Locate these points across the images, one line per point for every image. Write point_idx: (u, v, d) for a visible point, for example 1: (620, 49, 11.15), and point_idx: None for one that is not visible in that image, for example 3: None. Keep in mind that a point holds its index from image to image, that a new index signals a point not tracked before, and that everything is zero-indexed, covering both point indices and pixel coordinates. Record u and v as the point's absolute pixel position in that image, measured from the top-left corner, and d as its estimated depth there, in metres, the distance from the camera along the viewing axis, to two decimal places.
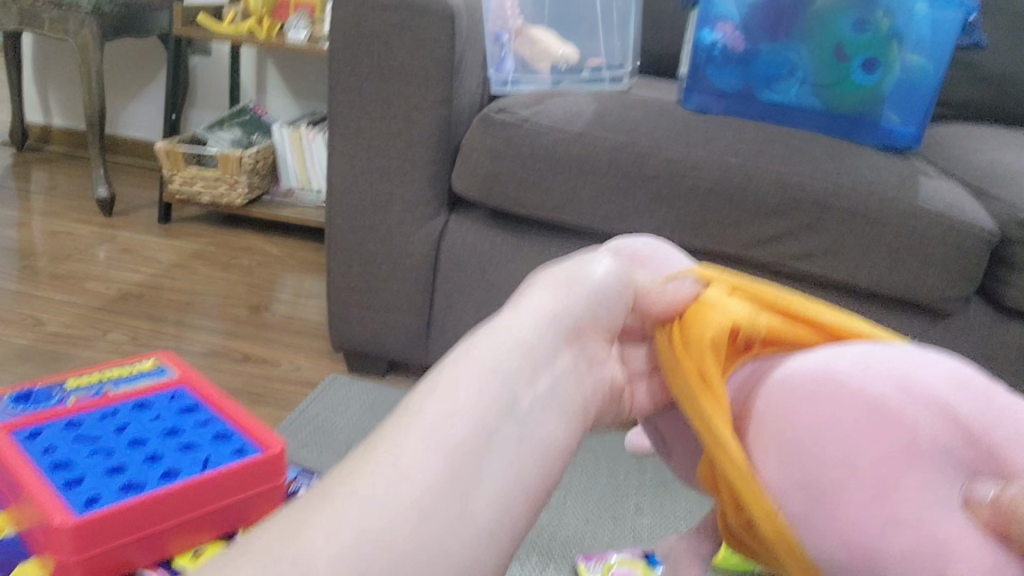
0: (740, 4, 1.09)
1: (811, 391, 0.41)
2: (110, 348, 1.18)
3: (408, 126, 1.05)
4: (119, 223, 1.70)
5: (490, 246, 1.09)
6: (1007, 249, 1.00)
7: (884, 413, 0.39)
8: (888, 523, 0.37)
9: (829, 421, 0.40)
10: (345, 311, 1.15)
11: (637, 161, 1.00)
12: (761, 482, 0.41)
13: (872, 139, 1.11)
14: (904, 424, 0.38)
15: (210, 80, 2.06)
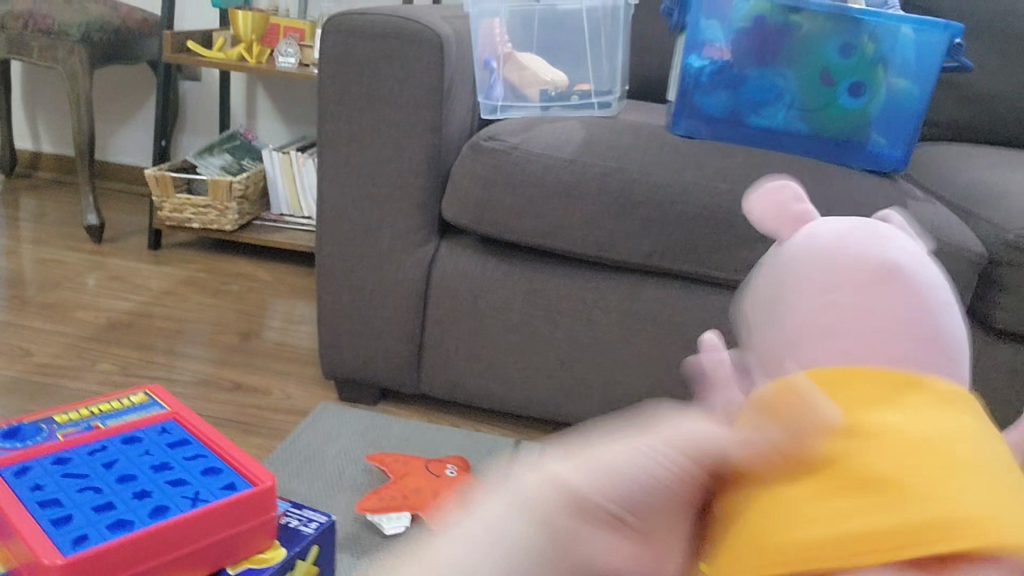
0: (727, 29, 1.09)
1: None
2: (99, 379, 1.17)
3: (398, 154, 1.05)
4: (108, 251, 1.70)
5: (481, 272, 1.09)
6: (996, 271, 1.00)
7: None
8: None
9: None
10: (336, 339, 1.15)
11: (627, 187, 1.00)
12: None
13: (860, 161, 1.12)
14: None
15: (200, 106, 2.07)
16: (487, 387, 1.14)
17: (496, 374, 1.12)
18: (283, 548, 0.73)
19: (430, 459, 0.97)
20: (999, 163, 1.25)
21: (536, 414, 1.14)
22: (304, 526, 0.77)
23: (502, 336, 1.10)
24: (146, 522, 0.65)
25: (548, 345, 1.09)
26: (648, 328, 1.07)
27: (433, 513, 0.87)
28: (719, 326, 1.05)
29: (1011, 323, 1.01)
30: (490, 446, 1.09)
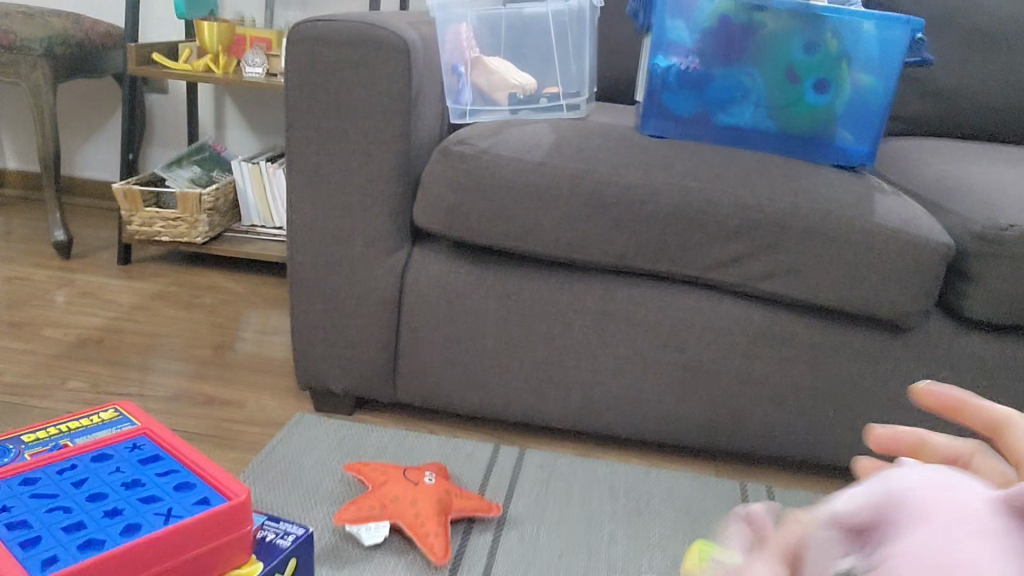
0: (692, 28, 1.10)
1: None
2: (70, 397, 1.16)
3: (366, 161, 1.05)
4: (76, 267, 1.68)
5: (454, 277, 1.09)
6: (963, 261, 1.01)
7: None
8: None
9: None
10: (310, 349, 1.14)
11: (597, 188, 1.00)
12: None
13: (827, 157, 1.13)
14: None
15: (168, 118, 2.05)
16: (464, 392, 1.13)
17: (472, 379, 1.12)
18: (259, 562, 0.72)
19: (408, 468, 0.96)
20: (962, 156, 1.27)
21: (513, 417, 1.14)
22: (281, 539, 0.76)
23: (478, 341, 1.10)
24: (118, 541, 0.64)
25: (525, 348, 1.10)
26: (623, 327, 1.07)
27: (411, 521, 0.86)
28: (691, 325, 1.06)
29: (979, 312, 1.02)
30: (468, 452, 1.09)
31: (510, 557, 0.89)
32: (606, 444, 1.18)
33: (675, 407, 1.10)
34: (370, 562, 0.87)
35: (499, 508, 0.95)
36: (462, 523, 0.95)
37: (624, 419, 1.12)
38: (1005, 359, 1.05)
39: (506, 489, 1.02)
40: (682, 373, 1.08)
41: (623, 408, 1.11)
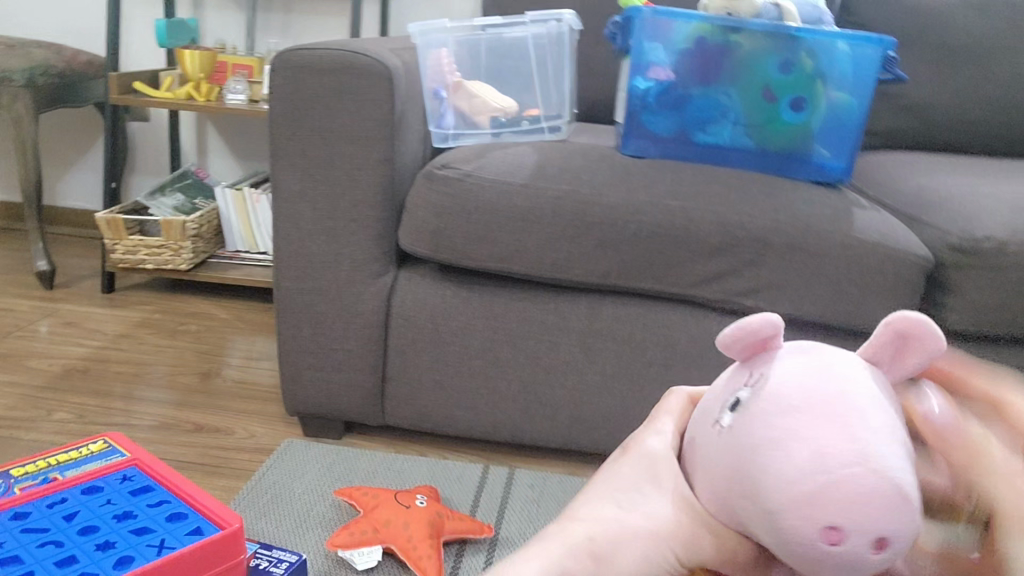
0: (669, 49, 1.12)
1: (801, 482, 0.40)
2: (56, 428, 1.15)
3: (351, 186, 1.06)
4: (60, 297, 1.67)
5: (440, 300, 1.09)
6: (942, 273, 1.03)
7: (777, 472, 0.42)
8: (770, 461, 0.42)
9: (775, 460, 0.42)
10: (298, 375, 1.14)
11: (580, 209, 1.01)
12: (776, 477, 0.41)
13: (805, 174, 1.15)
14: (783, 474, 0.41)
15: (150, 147, 2.05)
16: (453, 414, 1.14)
17: (459, 400, 1.13)
18: None
19: (399, 491, 0.97)
20: (937, 170, 1.29)
21: (502, 438, 1.15)
22: (274, 567, 0.76)
23: (466, 364, 1.11)
24: None
25: (511, 369, 1.10)
26: (609, 346, 1.08)
27: (403, 544, 0.86)
28: (677, 342, 1.07)
29: (960, 322, 1.03)
30: (458, 474, 1.09)
31: None
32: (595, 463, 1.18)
33: None
34: None
35: (491, 529, 0.96)
36: (455, 544, 0.95)
37: (612, 437, 1.12)
38: None
39: (497, 510, 1.02)
40: (669, 390, 1.09)
41: (611, 426, 1.12)
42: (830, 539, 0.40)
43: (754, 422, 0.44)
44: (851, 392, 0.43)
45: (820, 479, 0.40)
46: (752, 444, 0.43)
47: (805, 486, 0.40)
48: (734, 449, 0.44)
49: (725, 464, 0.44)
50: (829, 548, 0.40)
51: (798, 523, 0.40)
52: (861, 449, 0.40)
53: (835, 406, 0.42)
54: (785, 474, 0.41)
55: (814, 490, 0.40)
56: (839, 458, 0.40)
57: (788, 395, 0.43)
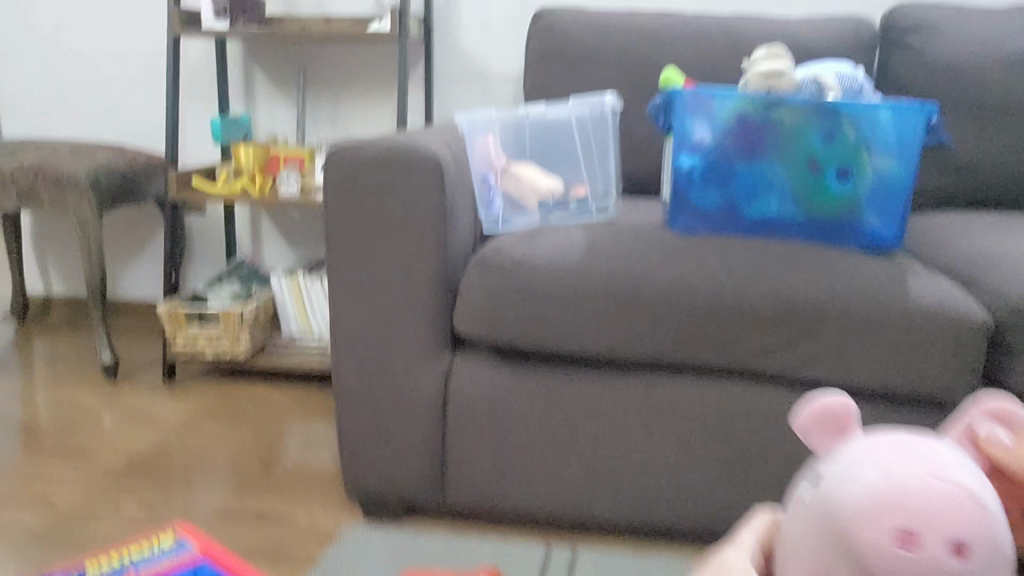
0: (711, 126, 1.13)
1: (892, 497, 0.56)
2: (125, 522, 1.17)
3: (406, 274, 1.08)
4: (124, 388, 1.72)
5: (497, 382, 1.10)
6: (1004, 336, 1.01)
7: (887, 493, 0.56)
8: (877, 488, 0.57)
9: (873, 489, 0.57)
10: (358, 460, 1.15)
11: (632, 287, 1.02)
12: (874, 492, 0.57)
13: (856, 243, 1.15)
14: (889, 493, 0.56)
15: (206, 237, 2.12)
16: (514, 496, 1.13)
17: (520, 482, 1.13)
18: None
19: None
20: (988, 229, 1.28)
21: (563, 518, 1.14)
22: None
23: (526, 445, 1.11)
24: None
25: (571, 449, 1.10)
26: (667, 422, 1.08)
27: None
28: (735, 416, 1.06)
29: None
30: (521, 557, 1.08)
31: None
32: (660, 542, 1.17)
33: (727, 498, 1.09)
34: None
35: None
36: None
37: (675, 515, 1.11)
38: None
39: None
40: (731, 465, 1.08)
41: (673, 504, 1.10)
42: (908, 544, 0.55)
43: (849, 469, 0.60)
44: (930, 453, 0.59)
45: (896, 487, 0.56)
46: (835, 484, 0.60)
47: (881, 499, 0.56)
48: (828, 493, 0.60)
49: (818, 510, 0.60)
50: (907, 551, 0.54)
51: (877, 533, 0.55)
52: (936, 471, 0.58)
53: (908, 456, 0.59)
54: (866, 492, 0.57)
55: (899, 501, 0.56)
56: (921, 478, 0.57)
57: (869, 450, 0.61)
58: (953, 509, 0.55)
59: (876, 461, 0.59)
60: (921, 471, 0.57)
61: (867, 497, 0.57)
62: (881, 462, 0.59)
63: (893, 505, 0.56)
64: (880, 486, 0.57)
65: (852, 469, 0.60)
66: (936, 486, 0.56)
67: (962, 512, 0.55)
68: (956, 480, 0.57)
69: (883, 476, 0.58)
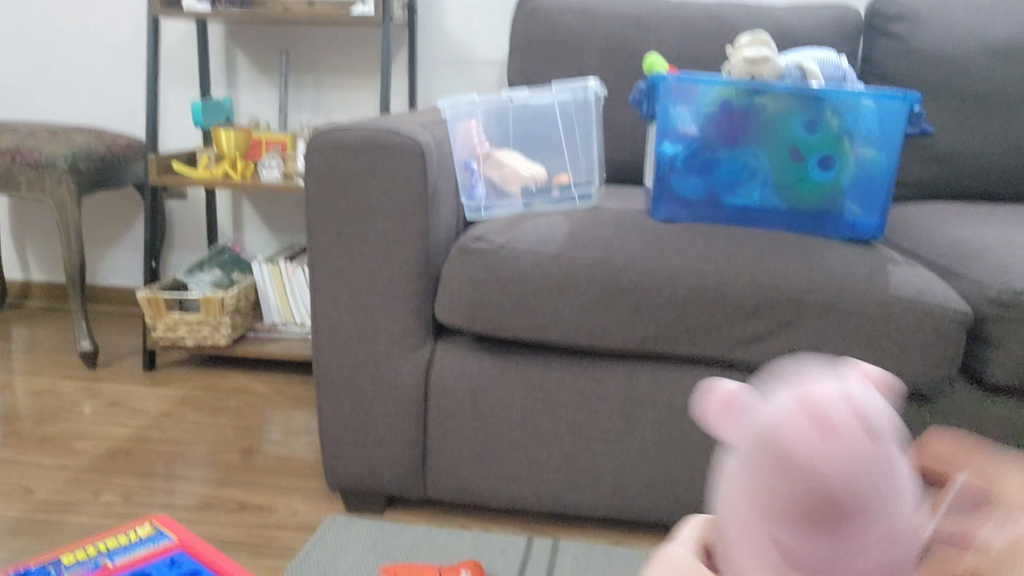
0: (694, 113, 1.13)
1: (772, 400, 0.32)
2: (103, 511, 1.16)
3: (388, 261, 1.07)
4: (103, 376, 1.70)
5: (478, 371, 1.10)
6: (984, 326, 1.02)
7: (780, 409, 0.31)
8: (727, 409, 0.35)
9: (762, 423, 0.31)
10: (339, 450, 1.15)
11: (614, 276, 1.02)
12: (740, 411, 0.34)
13: (837, 233, 1.15)
14: (781, 411, 0.31)
15: (187, 224, 2.10)
16: (495, 484, 1.14)
17: (500, 471, 1.13)
18: None
19: (444, 568, 0.97)
20: (969, 220, 1.29)
21: (545, 509, 1.14)
22: None
23: (507, 434, 1.11)
24: None
25: (552, 438, 1.10)
26: (649, 412, 1.08)
27: None
28: None
29: (1005, 376, 1.02)
30: (501, 547, 1.08)
31: None
32: (640, 532, 1.17)
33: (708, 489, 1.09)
34: None
35: None
36: None
37: (656, 505, 1.11)
38: None
39: None
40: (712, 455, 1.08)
41: (654, 494, 1.11)
42: (825, 440, 0.29)
43: (707, 407, 0.36)
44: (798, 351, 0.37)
45: (788, 379, 0.32)
46: (712, 428, 0.35)
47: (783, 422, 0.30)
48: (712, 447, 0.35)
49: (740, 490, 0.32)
50: (821, 449, 0.29)
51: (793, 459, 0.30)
52: (815, 359, 0.34)
53: (807, 371, 0.34)
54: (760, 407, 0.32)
55: (787, 409, 0.30)
56: (793, 366, 0.34)
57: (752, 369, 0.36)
58: (874, 446, 0.30)
59: (731, 377, 0.36)
60: (772, 377, 0.33)
61: (739, 420, 0.33)
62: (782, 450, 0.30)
63: (773, 427, 0.31)
64: (751, 400, 0.33)
65: (740, 412, 0.34)
66: (829, 413, 0.30)
67: (884, 436, 0.30)
68: (866, 402, 0.30)
69: (789, 384, 0.32)
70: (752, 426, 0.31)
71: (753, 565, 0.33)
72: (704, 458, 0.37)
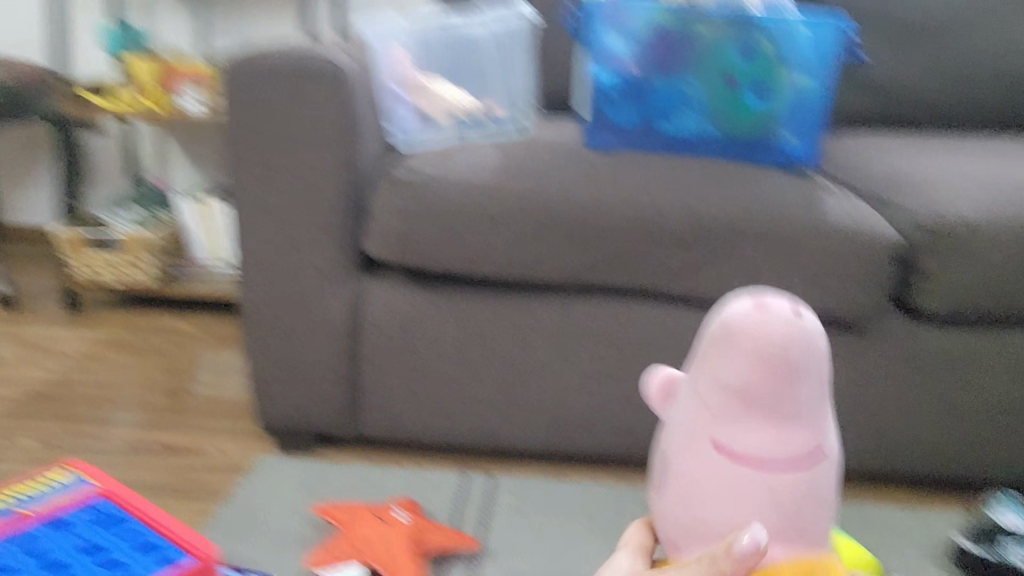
0: (628, 38, 1.10)
1: (739, 334, 0.50)
2: (22, 457, 1.12)
3: (313, 193, 1.03)
4: (21, 317, 1.63)
5: (410, 306, 1.07)
6: (915, 256, 1.03)
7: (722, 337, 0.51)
8: (729, 356, 0.51)
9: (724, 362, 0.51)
10: (267, 389, 1.11)
11: (547, 206, 1.00)
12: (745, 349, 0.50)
13: (770, 159, 1.13)
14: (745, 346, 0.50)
15: (106, 159, 2.00)
16: (431, 420, 1.12)
17: (437, 407, 1.11)
18: None
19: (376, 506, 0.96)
20: (901, 150, 1.29)
21: (479, 443, 1.13)
22: None
23: (442, 370, 1.09)
24: None
25: (488, 372, 1.09)
26: (583, 345, 1.06)
27: (384, 561, 0.86)
28: (651, 338, 1.06)
29: (934, 304, 1.03)
30: (436, 484, 1.07)
31: None
32: (578, 465, 1.17)
33: (642, 420, 1.09)
34: None
35: (475, 541, 0.95)
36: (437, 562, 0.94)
37: (591, 438, 1.11)
38: (963, 352, 1.06)
39: (480, 519, 1.01)
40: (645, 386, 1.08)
41: (589, 427, 1.10)
42: (767, 345, 0.49)
43: (722, 347, 0.51)
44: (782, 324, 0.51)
45: (762, 320, 0.50)
46: (724, 373, 0.51)
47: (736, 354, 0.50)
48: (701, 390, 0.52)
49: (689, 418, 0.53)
50: (755, 333, 0.50)
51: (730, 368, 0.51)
52: (788, 312, 0.50)
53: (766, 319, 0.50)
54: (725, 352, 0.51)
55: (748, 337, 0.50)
56: (772, 316, 0.50)
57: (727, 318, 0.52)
58: (799, 350, 0.49)
59: (735, 327, 0.51)
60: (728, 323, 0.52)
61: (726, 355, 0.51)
62: (711, 369, 0.52)
63: (736, 349, 0.50)
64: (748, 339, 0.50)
65: (714, 352, 0.52)
66: (771, 331, 0.49)
67: (805, 359, 0.50)
68: (802, 318, 0.50)
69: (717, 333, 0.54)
70: (715, 358, 0.51)
71: (713, 467, 0.51)
72: (706, 413, 0.52)
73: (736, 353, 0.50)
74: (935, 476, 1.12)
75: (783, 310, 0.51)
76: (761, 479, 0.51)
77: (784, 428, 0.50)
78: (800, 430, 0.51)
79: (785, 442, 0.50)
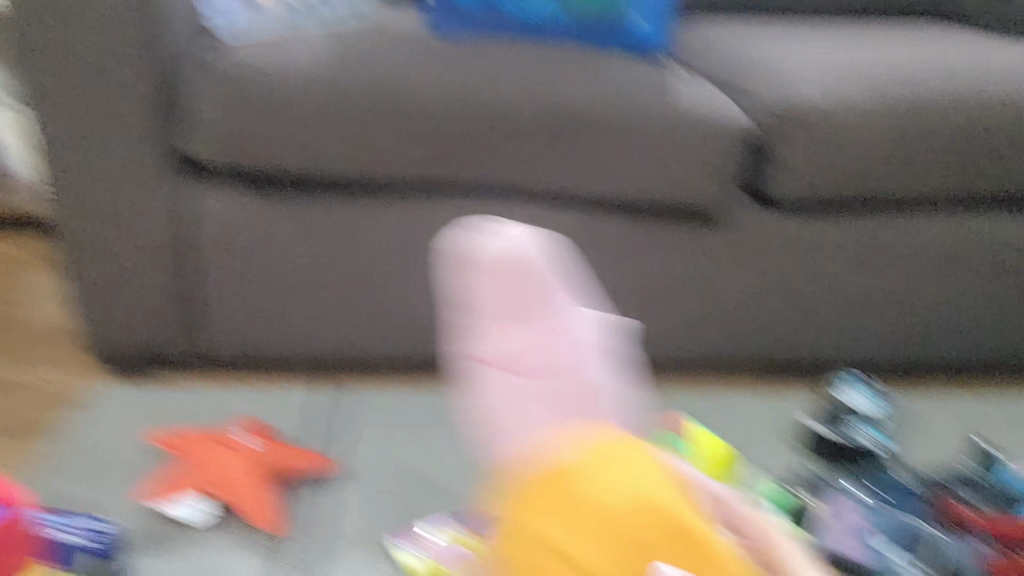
0: None
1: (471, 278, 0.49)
2: None
3: (121, 90, 0.91)
4: None
5: (242, 214, 0.98)
6: (767, 142, 1.01)
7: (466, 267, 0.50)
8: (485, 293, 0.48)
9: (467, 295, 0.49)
10: (88, 310, 1.01)
11: (387, 99, 0.92)
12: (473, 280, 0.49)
13: (616, 41, 1.08)
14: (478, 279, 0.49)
15: None
16: (277, 332, 1.05)
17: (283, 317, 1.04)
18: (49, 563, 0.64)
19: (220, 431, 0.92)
20: (750, 34, 1.26)
21: (330, 355, 1.07)
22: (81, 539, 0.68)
23: (286, 280, 1.01)
24: None
25: (337, 279, 1.02)
26: (433, 247, 1.01)
27: (229, 488, 0.83)
28: None
29: (785, 190, 1.02)
30: (288, 405, 1.02)
31: (350, 516, 0.86)
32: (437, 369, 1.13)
33: None
34: (194, 541, 0.81)
35: (331, 462, 0.92)
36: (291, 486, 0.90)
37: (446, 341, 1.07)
38: (813, 238, 1.06)
39: (338, 439, 0.97)
40: None
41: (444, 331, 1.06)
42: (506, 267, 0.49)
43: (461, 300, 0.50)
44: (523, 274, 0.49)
45: (510, 256, 0.49)
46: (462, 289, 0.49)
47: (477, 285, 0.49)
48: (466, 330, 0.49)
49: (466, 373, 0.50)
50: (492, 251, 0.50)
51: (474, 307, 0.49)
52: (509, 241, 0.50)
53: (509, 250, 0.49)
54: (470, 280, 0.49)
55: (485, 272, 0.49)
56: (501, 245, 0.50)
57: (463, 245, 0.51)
58: (533, 272, 0.49)
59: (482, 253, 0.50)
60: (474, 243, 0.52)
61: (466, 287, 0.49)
62: (473, 309, 0.48)
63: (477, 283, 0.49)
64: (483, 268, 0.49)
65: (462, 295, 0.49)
66: (510, 257, 0.49)
67: (542, 281, 0.49)
68: (522, 245, 0.50)
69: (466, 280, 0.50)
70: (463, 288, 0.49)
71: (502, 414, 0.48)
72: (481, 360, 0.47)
73: (476, 275, 0.49)
74: (787, 359, 1.14)
75: (511, 232, 0.51)
76: (556, 400, 0.48)
77: (549, 322, 0.48)
78: (575, 318, 0.50)
79: (558, 335, 0.48)
